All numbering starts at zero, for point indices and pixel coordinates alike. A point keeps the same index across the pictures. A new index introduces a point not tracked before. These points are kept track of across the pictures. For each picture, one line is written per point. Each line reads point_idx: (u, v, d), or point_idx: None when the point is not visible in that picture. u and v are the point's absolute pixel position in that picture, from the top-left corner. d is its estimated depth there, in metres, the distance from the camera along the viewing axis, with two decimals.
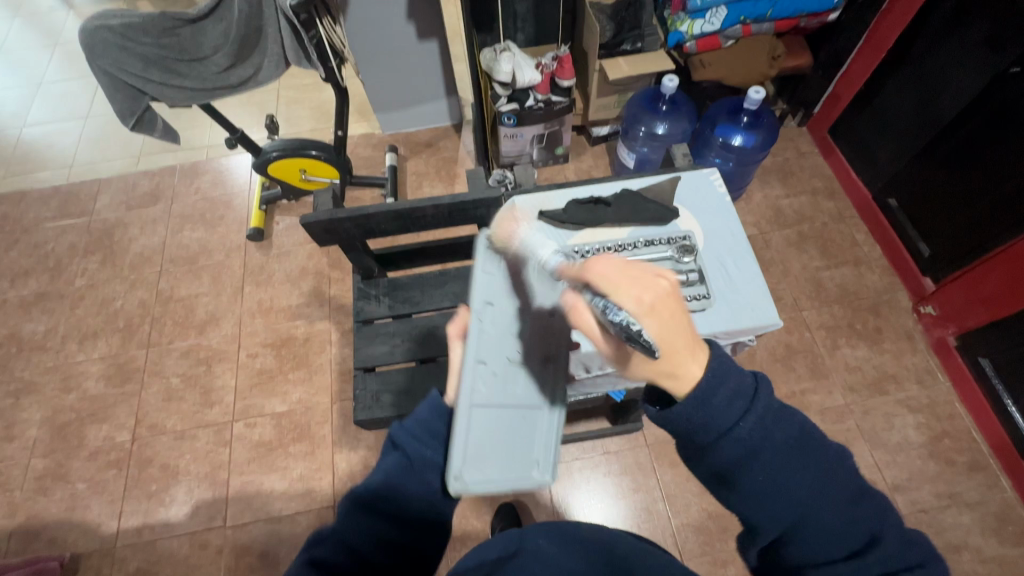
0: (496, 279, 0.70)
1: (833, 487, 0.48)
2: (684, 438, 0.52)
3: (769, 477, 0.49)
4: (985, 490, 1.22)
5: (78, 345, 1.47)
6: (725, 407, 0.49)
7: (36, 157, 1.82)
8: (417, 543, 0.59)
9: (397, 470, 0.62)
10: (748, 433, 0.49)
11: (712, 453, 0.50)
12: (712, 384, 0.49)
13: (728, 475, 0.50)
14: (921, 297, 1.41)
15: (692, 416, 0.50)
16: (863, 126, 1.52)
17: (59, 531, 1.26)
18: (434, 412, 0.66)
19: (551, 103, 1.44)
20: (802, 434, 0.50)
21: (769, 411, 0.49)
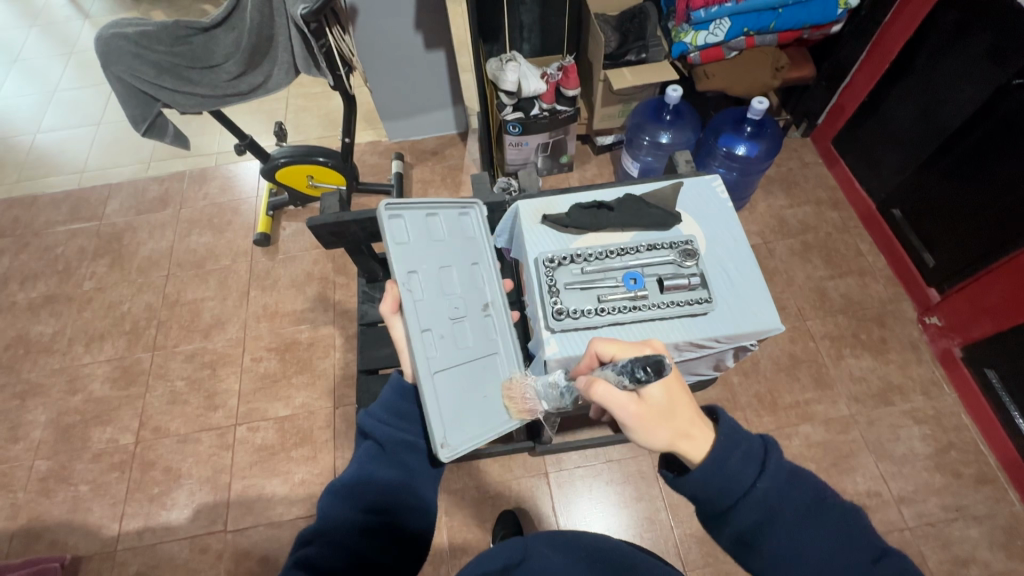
0: (411, 243, 0.74)
1: (852, 551, 0.48)
2: (702, 505, 0.52)
3: (785, 541, 0.48)
4: (993, 504, 1.21)
5: (84, 348, 1.49)
6: (741, 468, 0.50)
7: (49, 162, 1.85)
8: (401, 527, 0.59)
9: (369, 458, 0.63)
10: (764, 493, 0.49)
11: (731, 517, 0.50)
12: (723, 448, 0.51)
13: (747, 540, 0.50)
14: (926, 307, 1.41)
15: (708, 482, 0.50)
16: (867, 137, 1.52)
17: (60, 533, 1.26)
18: (399, 394, 0.69)
19: (556, 112, 1.46)
20: (818, 501, 0.50)
21: (782, 472, 0.50)
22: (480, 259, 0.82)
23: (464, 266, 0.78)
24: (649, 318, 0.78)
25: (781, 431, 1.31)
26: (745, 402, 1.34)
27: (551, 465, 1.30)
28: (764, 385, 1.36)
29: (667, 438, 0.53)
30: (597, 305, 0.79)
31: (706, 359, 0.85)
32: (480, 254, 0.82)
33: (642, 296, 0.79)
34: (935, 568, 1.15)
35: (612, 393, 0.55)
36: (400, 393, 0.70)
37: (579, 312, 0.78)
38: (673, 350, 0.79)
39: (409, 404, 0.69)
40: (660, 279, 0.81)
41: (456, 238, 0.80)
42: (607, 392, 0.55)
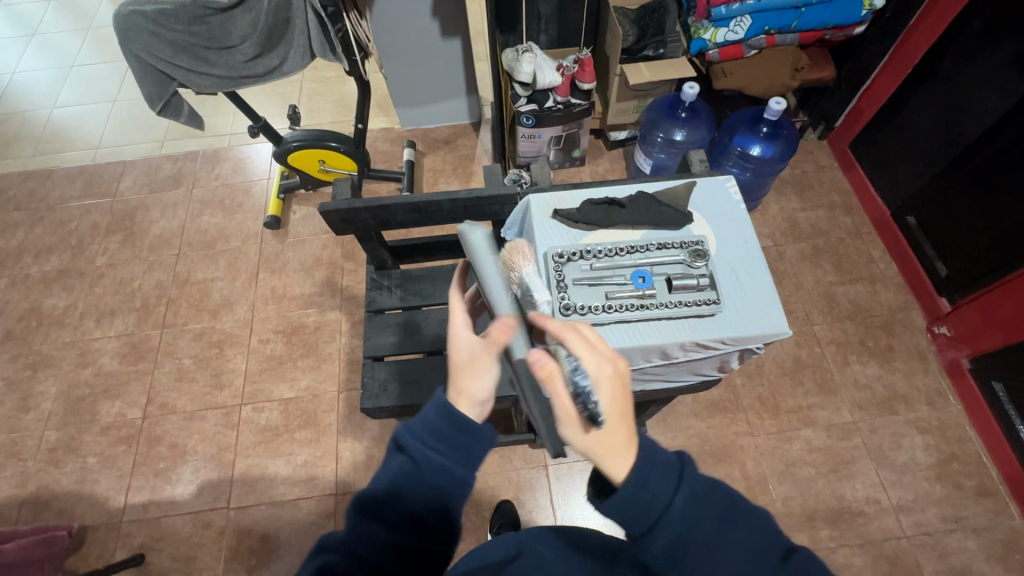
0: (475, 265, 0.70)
1: (761, 556, 0.50)
2: (625, 527, 0.51)
3: (706, 546, 0.49)
4: (993, 517, 1.20)
5: (95, 322, 1.51)
6: (662, 481, 0.50)
7: (64, 137, 1.86)
8: (430, 551, 0.55)
9: (406, 469, 0.56)
10: (680, 510, 0.50)
11: (656, 533, 0.50)
12: (644, 462, 0.51)
13: (674, 553, 0.50)
14: (935, 317, 1.39)
15: (631, 503, 0.50)
16: (884, 142, 1.50)
17: (67, 503, 1.28)
18: (443, 417, 0.57)
19: (570, 105, 1.45)
20: (733, 509, 0.51)
21: (697, 487, 0.51)
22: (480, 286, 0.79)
23: None
24: (656, 318, 0.78)
25: (781, 435, 1.31)
26: (748, 404, 1.34)
27: (550, 458, 1.31)
28: (767, 388, 1.36)
29: (591, 450, 0.52)
30: (605, 302, 0.79)
31: (711, 360, 0.85)
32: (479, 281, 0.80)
33: (650, 294, 0.79)
34: None
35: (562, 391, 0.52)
36: (445, 414, 0.57)
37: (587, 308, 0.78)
38: (679, 349, 0.79)
39: (455, 432, 0.57)
40: (669, 278, 0.81)
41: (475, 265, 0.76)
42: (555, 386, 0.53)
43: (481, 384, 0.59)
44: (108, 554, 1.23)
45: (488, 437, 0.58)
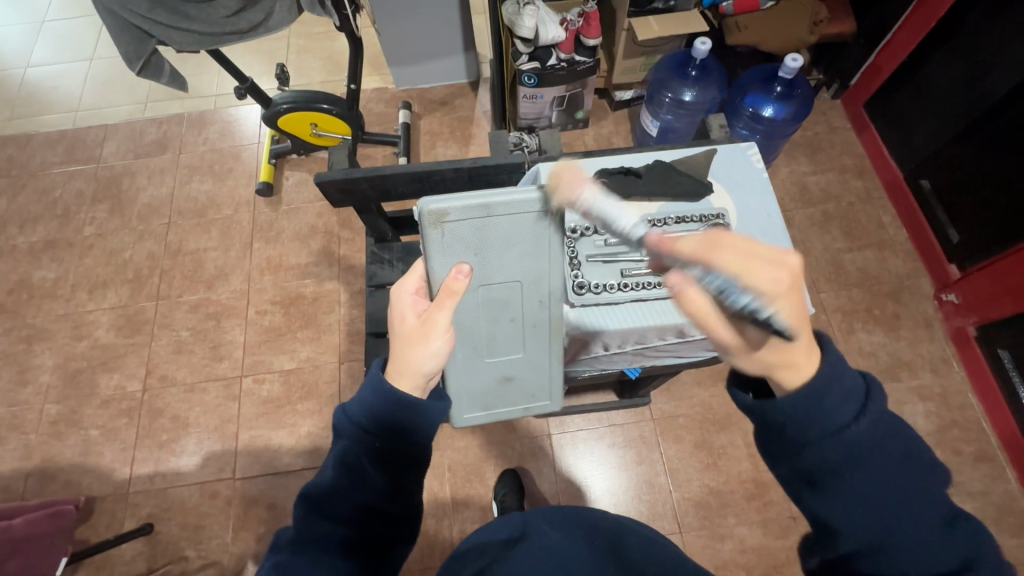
0: (506, 230, 0.68)
1: (927, 508, 0.44)
2: (783, 433, 0.49)
3: (867, 480, 0.45)
4: (989, 481, 1.22)
5: (88, 294, 1.47)
6: (840, 404, 0.47)
7: (41, 99, 1.77)
8: (385, 534, 0.57)
9: (347, 460, 0.56)
10: (857, 435, 0.46)
11: (807, 449, 0.47)
12: (827, 380, 0.48)
13: (819, 474, 0.47)
14: (944, 285, 1.38)
15: (795, 408, 0.48)
16: (902, 103, 1.44)
17: (73, 475, 1.29)
18: (380, 397, 0.58)
19: (575, 62, 1.37)
20: (913, 454, 0.46)
21: (881, 419, 0.47)
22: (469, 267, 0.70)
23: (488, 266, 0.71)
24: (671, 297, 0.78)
25: None
26: None
27: (555, 427, 1.32)
28: None
29: (768, 364, 0.50)
30: (620, 280, 0.80)
31: None
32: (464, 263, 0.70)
33: None
34: None
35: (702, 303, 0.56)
36: (383, 397, 0.58)
37: (601, 288, 0.78)
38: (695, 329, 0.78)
39: (396, 410, 0.58)
40: None
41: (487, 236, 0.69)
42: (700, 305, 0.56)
43: (426, 355, 0.61)
44: (118, 524, 1.24)
45: (439, 409, 0.61)
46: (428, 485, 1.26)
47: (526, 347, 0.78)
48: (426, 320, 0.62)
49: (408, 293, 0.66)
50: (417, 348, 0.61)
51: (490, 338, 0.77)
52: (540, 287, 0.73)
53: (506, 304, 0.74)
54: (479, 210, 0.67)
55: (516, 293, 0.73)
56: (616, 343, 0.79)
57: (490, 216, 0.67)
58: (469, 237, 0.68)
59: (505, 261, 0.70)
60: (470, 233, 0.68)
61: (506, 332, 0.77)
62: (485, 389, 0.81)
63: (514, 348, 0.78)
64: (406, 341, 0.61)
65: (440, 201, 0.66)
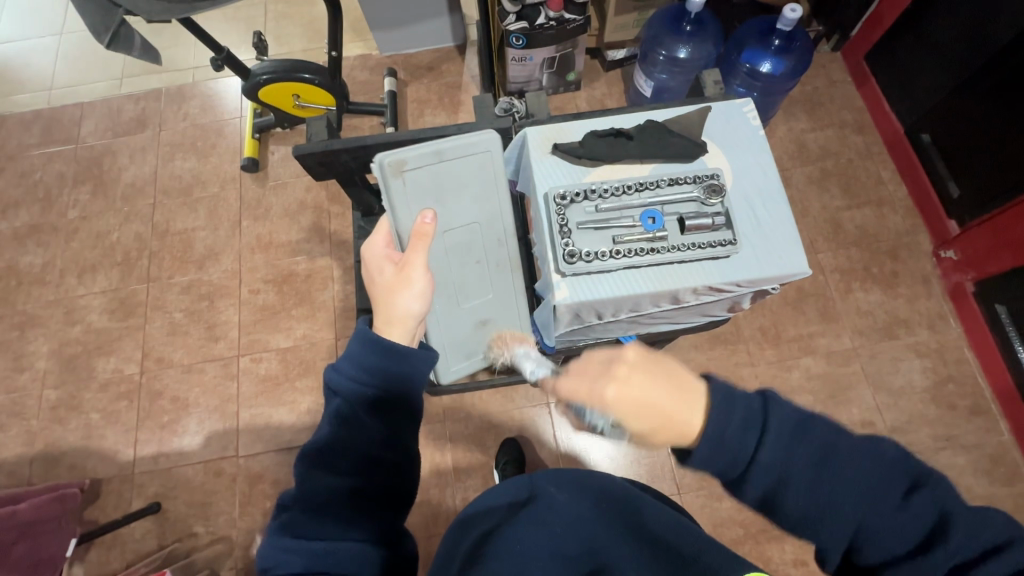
0: (460, 176, 0.84)
1: (881, 491, 0.45)
2: (721, 477, 0.49)
3: (810, 494, 0.46)
4: (983, 434, 1.24)
5: (77, 279, 1.45)
6: (740, 438, 0.47)
7: (12, 78, 1.70)
8: (388, 484, 0.56)
9: (341, 413, 0.57)
10: (770, 459, 0.47)
11: (748, 485, 0.48)
12: (718, 413, 0.48)
13: (770, 507, 0.48)
14: (943, 241, 1.36)
15: (713, 458, 0.48)
16: (903, 53, 1.39)
17: (78, 458, 1.30)
18: (365, 347, 0.59)
19: (564, 21, 1.30)
20: (828, 446, 0.46)
21: (783, 428, 0.47)
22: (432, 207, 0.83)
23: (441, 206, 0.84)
24: (668, 262, 0.74)
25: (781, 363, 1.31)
26: (749, 335, 1.34)
27: (553, 395, 1.32)
28: (768, 318, 1.35)
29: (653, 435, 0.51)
30: (612, 247, 0.75)
31: (721, 302, 0.82)
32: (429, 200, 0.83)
33: (661, 237, 0.74)
34: None
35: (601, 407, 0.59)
36: (371, 345, 0.59)
37: (593, 255, 0.74)
38: (690, 294, 0.76)
39: (386, 359, 0.59)
40: (681, 218, 0.76)
41: (444, 179, 0.84)
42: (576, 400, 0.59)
43: (408, 299, 0.65)
44: (126, 503, 1.26)
45: (427, 356, 0.62)
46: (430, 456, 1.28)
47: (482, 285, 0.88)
48: (404, 267, 0.66)
49: (382, 252, 0.70)
50: (405, 292, 0.65)
51: (457, 279, 0.87)
52: (495, 226, 0.87)
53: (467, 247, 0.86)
54: (433, 158, 0.82)
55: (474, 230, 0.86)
56: (610, 311, 0.78)
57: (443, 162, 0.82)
58: (430, 185, 0.82)
59: (458, 204, 0.84)
60: (428, 179, 0.82)
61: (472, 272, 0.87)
62: (460, 331, 0.88)
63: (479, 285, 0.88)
64: (390, 291, 0.65)
65: (395, 153, 0.80)
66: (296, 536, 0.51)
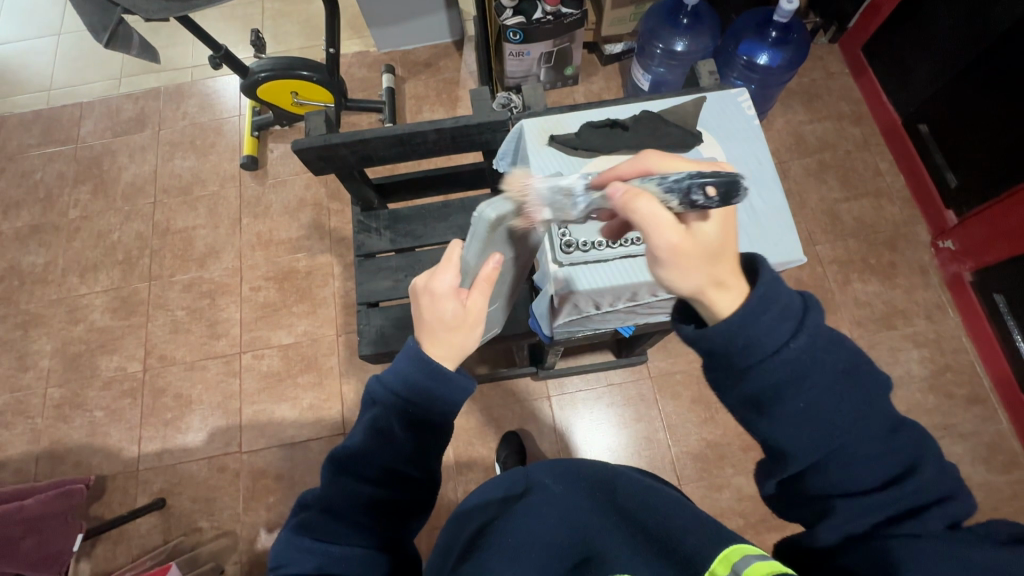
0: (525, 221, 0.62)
1: (870, 419, 0.44)
2: (718, 361, 0.46)
3: (812, 398, 0.43)
4: (981, 422, 1.25)
5: (79, 278, 1.46)
6: (776, 325, 0.44)
7: (11, 79, 1.70)
8: (409, 497, 0.57)
9: (378, 424, 0.56)
10: (795, 353, 0.44)
11: (750, 377, 0.44)
12: (760, 300, 0.45)
13: (761, 402, 0.45)
14: (940, 231, 1.36)
15: (734, 335, 0.44)
16: (900, 43, 1.39)
17: (83, 455, 1.31)
18: (417, 369, 0.56)
19: (561, 15, 1.30)
20: (850, 366, 0.45)
21: (821, 334, 0.44)
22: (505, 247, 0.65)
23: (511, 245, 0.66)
24: None
25: None
26: None
27: (553, 389, 1.33)
28: None
29: (700, 283, 0.47)
30: (608, 237, 0.77)
31: None
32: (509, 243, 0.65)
33: None
34: None
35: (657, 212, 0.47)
36: (420, 366, 0.56)
37: (590, 245, 0.76)
38: None
39: (431, 381, 0.56)
40: None
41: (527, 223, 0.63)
42: (651, 208, 0.47)
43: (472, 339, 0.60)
44: (131, 500, 1.27)
45: (468, 386, 0.58)
46: None
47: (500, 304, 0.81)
48: (469, 310, 0.59)
49: (446, 290, 0.58)
50: (467, 336, 0.59)
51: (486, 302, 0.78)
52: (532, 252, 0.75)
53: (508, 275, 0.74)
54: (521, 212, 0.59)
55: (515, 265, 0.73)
56: (607, 302, 0.78)
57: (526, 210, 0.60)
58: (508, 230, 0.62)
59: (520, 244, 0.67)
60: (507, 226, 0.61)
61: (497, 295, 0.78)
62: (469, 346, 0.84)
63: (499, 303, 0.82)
64: (450, 331, 0.58)
65: (500, 208, 0.55)
66: (314, 536, 0.52)
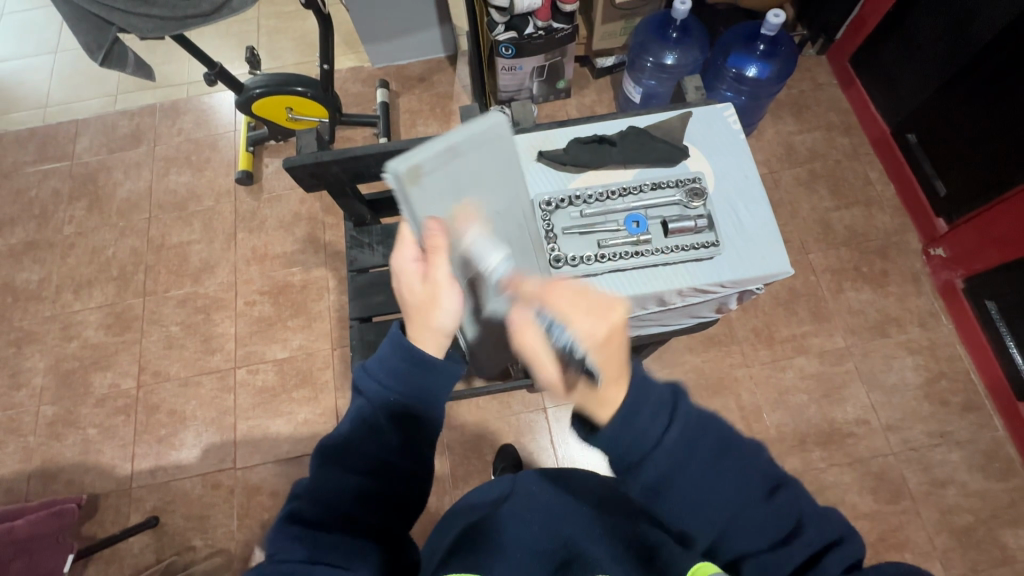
0: (480, 162, 0.55)
1: (749, 485, 0.50)
2: (611, 459, 0.52)
3: (693, 479, 0.50)
4: (976, 429, 1.25)
5: (74, 294, 1.46)
6: (652, 420, 0.49)
7: (7, 96, 1.71)
8: (398, 491, 0.58)
9: (363, 416, 0.57)
10: (671, 446, 0.49)
11: (641, 471, 0.50)
12: (634, 401, 0.50)
13: (655, 491, 0.50)
14: (931, 238, 1.38)
15: (619, 438, 0.50)
16: (887, 55, 1.41)
17: (75, 474, 1.30)
18: (397, 355, 0.57)
19: (552, 30, 1.32)
20: (722, 442, 0.51)
21: (688, 423, 0.50)
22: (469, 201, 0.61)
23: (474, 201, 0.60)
24: (651, 265, 0.75)
25: (775, 364, 1.32)
26: (742, 337, 1.35)
27: (549, 400, 1.33)
28: (761, 319, 1.36)
29: (579, 401, 0.53)
30: (597, 251, 0.76)
31: (708, 303, 0.82)
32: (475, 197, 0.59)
33: (644, 240, 0.76)
34: (915, 488, 1.21)
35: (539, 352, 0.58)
36: (401, 351, 0.57)
37: (579, 259, 0.75)
38: (676, 296, 0.77)
39: (415, 369, 0.57)
40: (664, 221, 0.77)
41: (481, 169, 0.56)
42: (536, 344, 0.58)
43: (445, 319, 0.58)
44: (124, 518, 1.26)
45: (455, 370, 0.59)
46: None
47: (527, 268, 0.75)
48: (431, 283, 0.57)
49: (410, 263, 0.58)
50: (437, 314, 0.57)
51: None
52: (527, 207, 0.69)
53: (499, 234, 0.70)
54: (452, 153, 0.52)
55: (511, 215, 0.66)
56: None
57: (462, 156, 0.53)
58: (453, 183, 0.54)
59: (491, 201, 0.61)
60: (449, 182, 0.54)
61: None
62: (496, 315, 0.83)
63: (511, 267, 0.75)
64: (423, 311, 0.58)
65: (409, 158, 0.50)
66: (302, 526, 0.52)
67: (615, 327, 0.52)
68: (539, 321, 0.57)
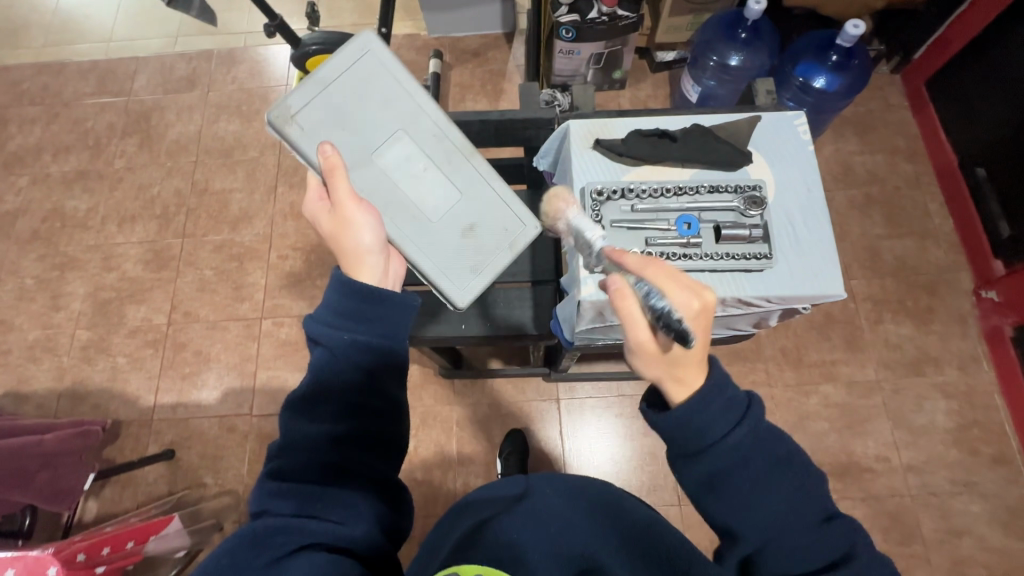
0: (348, 90, 0.71)
1: (803, 509, 0.49)
2: (673, 443, 0.51)
3: (753, 482, 0.49)
4: (1004, 483, 1.20)
5: (117, 227, 1.50)
6: (720, 414, 0.49)
7: (73, 26, 1.75)
8: (374, 429, 0.58)
9: (322, 369, 0.57)
10: (733, 444, 0.49)
11: (699, 459, 0.50)
12: (711, 393, 0.49)
13: (713, 481, 0.50)
14: (985, 280, 1.31)
15: (679, 428, 0.50)
16: (968, 82, 1.33)
17: (102, 398, 1.35)
18: (341, 291, 0.60)
19: (616, 17, 1.27)
20: (780, 458, 0.49)
21: (756, 429, 0.50)
22: (350, 130, 0.71)
23: (352, 130, 0.71)
24: (698, 269, 0.73)
25: (800, 388, 1.28)
26: (769, 356, 1.31)
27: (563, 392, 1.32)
28: (791, 340, 1.32)
29: (660, 374, 0.52)
30: (643, 248, 0.74)
31: (747, 316, 0.80)
32: (353, 124, 0.71)
33: (694, 244, 0.73)
34: (929, 534, 1.17)
35: (636, 315, 0.51)
36: (346, 290, 0.59)
37: None
38: (718, 304, 0.75)
39: (364, 302, 0.59)
40: (717, 227, 0.74)
41: (347, 103, 0.71)
42: (630, 310, 0.52)
43: (358, 235, 0.66)
44: (142, 447, 1.31)
45: (406, 300, 0.61)
46: (435, 436, 1.30)
47: (461, 180, 0.76)
48: (337, 209, 0.66)
49: (317, 202, 0.69)
50: (347, 232, 0.66)
51: (419, 200, 0.74)
52: (425, 125, 0.74)
53: (408, 154, 0.73)
54: (315, 88, 0.70)
55: (404, 141, 0.73)
56: None
57: (326, 89, 0.70)
58: (329, 117, 0.70)
59: (372, 125, 0.72)
60: (322, 111, 0.70)
61: (425, 186, 0.74)
62: (452, 252, 0.75)
63: (445, 190, 0.75)
64: (337, 233, 0.66)
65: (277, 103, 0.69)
66: (283, 480, 0.53)
67: (708, 306, 0.50)
68: (637, 287, 0.53)
